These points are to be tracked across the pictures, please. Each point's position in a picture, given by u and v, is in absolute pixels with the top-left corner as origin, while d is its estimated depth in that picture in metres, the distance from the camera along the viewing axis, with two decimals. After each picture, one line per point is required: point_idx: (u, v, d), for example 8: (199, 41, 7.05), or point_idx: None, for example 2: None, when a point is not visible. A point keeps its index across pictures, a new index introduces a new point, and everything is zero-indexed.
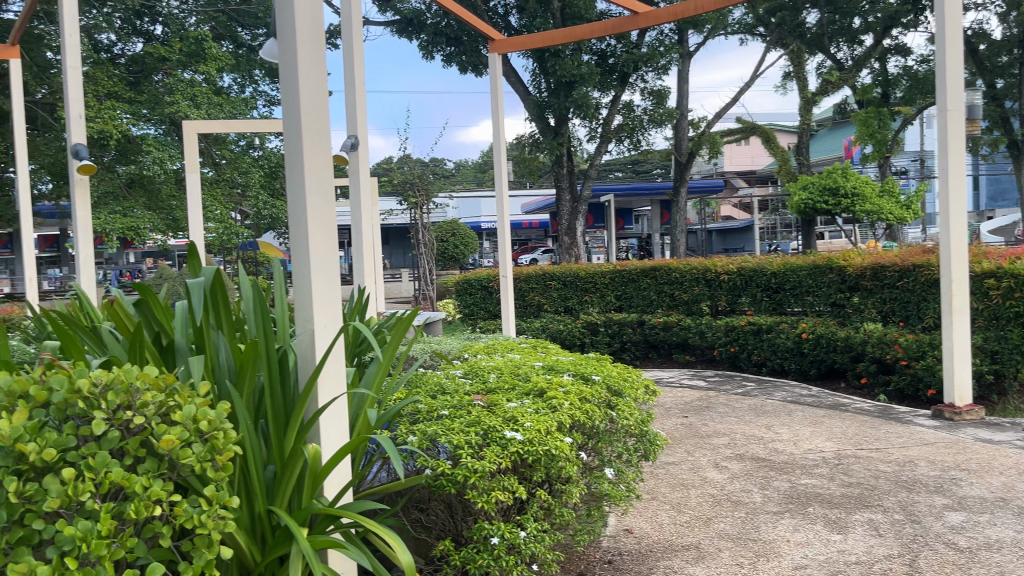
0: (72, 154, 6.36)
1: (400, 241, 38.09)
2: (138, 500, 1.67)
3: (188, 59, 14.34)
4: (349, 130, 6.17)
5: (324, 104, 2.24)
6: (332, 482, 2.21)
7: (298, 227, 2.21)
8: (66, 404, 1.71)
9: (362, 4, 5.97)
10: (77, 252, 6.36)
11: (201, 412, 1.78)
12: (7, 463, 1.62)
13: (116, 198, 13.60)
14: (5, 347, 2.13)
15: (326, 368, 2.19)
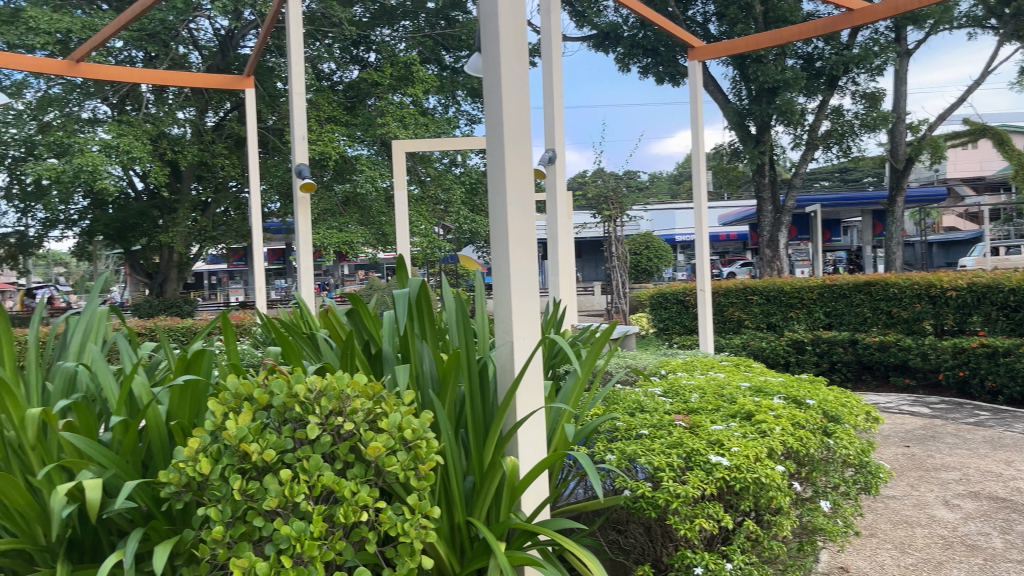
0: (296, 174, 6.89)
1: (593, 255, 38.24)
2: (347, 504, 1.72)
3: (398, 83, 15.26)
4: (547, 144, 6.23)
5: (527, 116, 2.24)
6: (530, 497, 2.18)
7: (500, 240, 2.21)
8: (285, 407, 1.80)
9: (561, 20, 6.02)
10: (299, 264, 6.88)
11: (405, 421, 1.81)
12: (233, 462, 1.74)
13: (334, 215, 14.68)
14: (233, 352, 2.29)
15: (524, 382, 2.17)
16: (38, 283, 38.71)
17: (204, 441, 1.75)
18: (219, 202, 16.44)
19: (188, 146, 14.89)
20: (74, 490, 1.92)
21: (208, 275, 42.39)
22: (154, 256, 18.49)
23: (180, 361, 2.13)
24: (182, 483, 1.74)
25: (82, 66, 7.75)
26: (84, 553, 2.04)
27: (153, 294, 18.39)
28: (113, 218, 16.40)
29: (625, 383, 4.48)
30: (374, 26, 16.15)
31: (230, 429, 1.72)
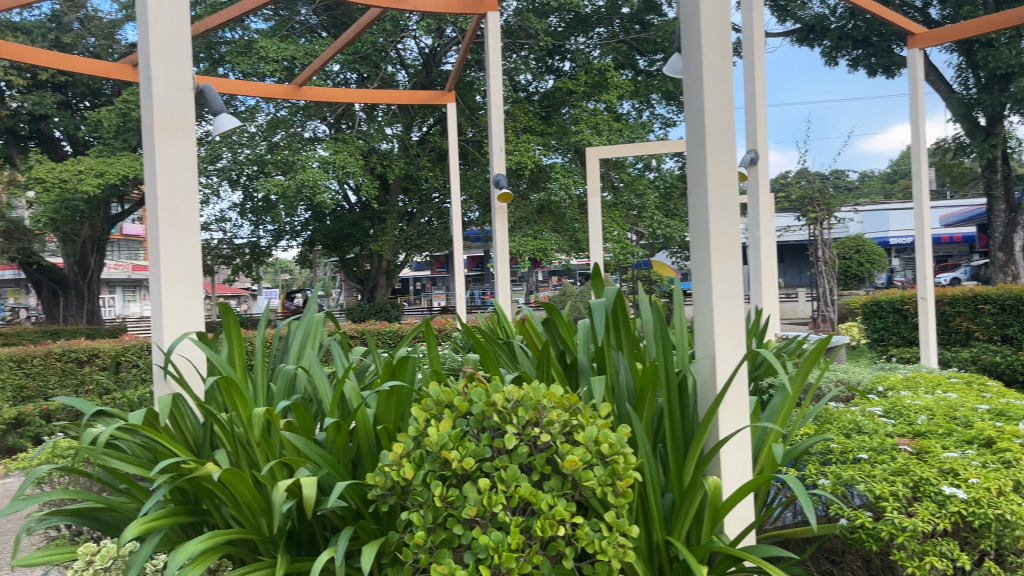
0: (493, 183, 7.06)
1: (796, 260, 36.33)
2: (544, 517, 1.70)
3: (592, 90, 15.35)
4: (748, 145, 5.98)
5: (730, 116, 2.13)
6: (734, 519, 2.06)
7: (700, 247, 2.12)
8: (484, 416, 1.82)
9: (765, 15, 5.77)
10: (496, 271, 7.05)
11: (602, 434, 1.77)
12: (435, 468, 1.78)
13: (529, 222, 14.98)
14: (434, 358, 2.36)
15: (728, 396, 2.06)
16: (268, 289, 42.75)
17: (408, 446, 1.80)
18: (423, 212, 17.30)
19: (395, 159, 15.86)
20: (292, 487, 2.06)
21: (412, 281, 44.82)
22: (365, 264, 19.78)
23: (385, 367, 2.22)
24: (387, 486, 1.81)
25: (303, 89, 8.41)
26: (300, 546, 2.17)
27: (364, 298, 19.69)
28: (330, 228, 17.73)
29: (838, 400, 4.19)
30: (569, 35, 16.37)
31: (431, 435, 1.76)
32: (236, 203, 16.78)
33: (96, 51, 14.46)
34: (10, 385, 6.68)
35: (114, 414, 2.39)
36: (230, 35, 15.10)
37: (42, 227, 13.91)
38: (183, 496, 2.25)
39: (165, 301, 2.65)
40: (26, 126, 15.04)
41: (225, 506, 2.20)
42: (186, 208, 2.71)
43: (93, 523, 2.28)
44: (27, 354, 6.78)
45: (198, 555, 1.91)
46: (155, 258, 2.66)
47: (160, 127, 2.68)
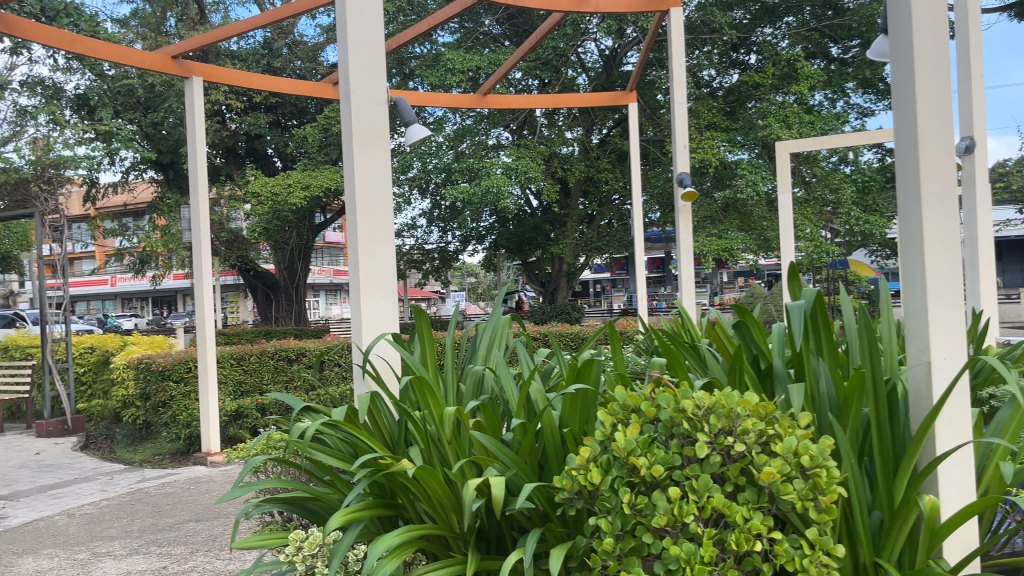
0: (677, 183, 6.90)
1: (1019, 257, 32.71)
2: (739, 531, 1.63)
3: (781, 82, 14.66)
4: (962, 132, 5.47)
5: (947, 100, 1.93)
6: (955, 543, 1.88)
7: (912, 244, 1.94)
8: (673, 422, 1.76)
9: None
10: (680, 272, 6.89)
11: (802, 446, 1.66)
12: (622, 474, 1.74)
13: (714, 222, 14.51)
14: (620, 361, 2.33)
15: (947, 408, 1.87)
16: (456, 292, 44.44)
17: (595, 451, 1.77)
18: (604, 215, 17.26)
19: (576, 162, 15.99)
20: (483, 486, 2.10)
21: (593, 283, 44.91)
22: (547, 267, 20.03)
23: (572, 369, 2.21)
24: (574, 490, 1.79)
25: (488, 98, 8.64)
26: (490, 546, 2.21)
27: (547, 301, 19.92)
28: (513, 232, 18.12)
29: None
30: (755, 27, 15.66)
31: (619, 440, 1.73)
32: (425, 210, 17.57)
33: (301, 73, 15.67)
34: (231, 380, 7.37)
35: (319, 410, 2.55)
36: (419, 49, 15.85)
37: (257, 236, 15.26)
38: (380, 489, 2.36)
39: (362, 302, 2.80)
40: (243, 145, 16.59)
41: (419, 502, 2.28)
42: (380, 214, 2.84)
43: (301, 511, 2.44)
44: (245, 351, 7.45)
45: (395, 549, 2.00)
46: (355, 263, 2.82)
47: (358, 138, 2.83)
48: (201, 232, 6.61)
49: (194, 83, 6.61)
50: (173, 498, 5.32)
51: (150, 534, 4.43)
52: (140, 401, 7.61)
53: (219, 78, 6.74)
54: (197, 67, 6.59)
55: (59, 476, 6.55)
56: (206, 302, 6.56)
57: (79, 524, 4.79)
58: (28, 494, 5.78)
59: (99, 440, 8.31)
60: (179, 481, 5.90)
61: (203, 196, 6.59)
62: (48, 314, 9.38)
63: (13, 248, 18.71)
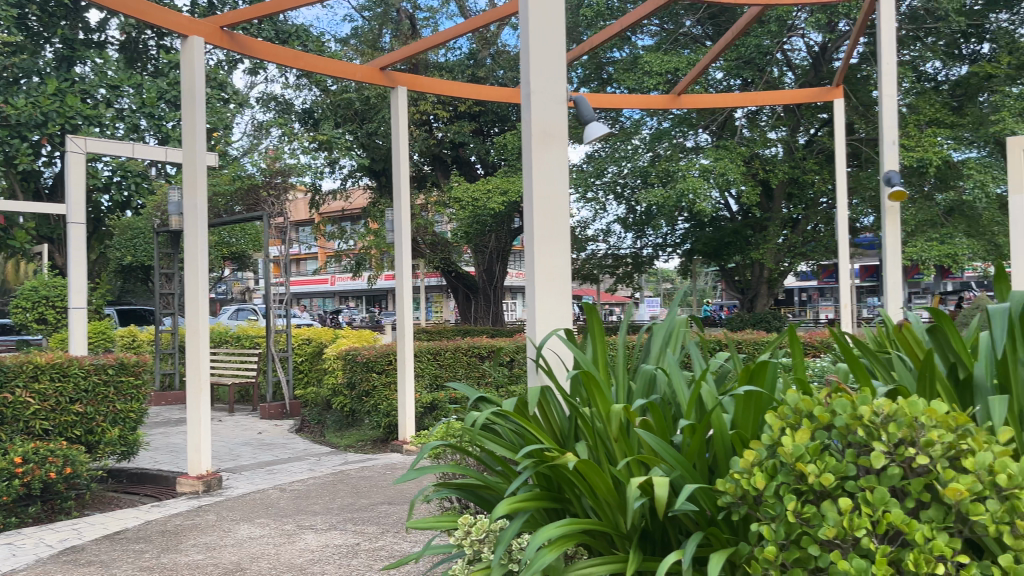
0: (885, 181, 6.16)
1: None
2: (919, 551, 1.46)
3: (1018, 71, 13.84)
4: (890, 165, 6.31)
5: None
6: None
7: None
8: (849, 429, 1.62)
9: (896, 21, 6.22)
10: (886, 279, 6.19)
11: (999, 464, 1.48)
12: (789, 480, 1.62)
13: (935, 225, 13.90)
14: (799, 364, 2.17)
15: None
16: (651, 296, 44.12)
17: (760, 454, 1.67)
18: (810, 219, 16.55)
19: (780, 164, 15.36)
20: (645, 484, 2.06)
21: (800, 291, 43.09)
22: (746, 273, 19.40)
23: (744, 371, 2.11)
24: (739, 494, 1.71)
25: (681, 98, 8.46)
26: (656, 547, 2.17)
27: (745, 309, 19.23)
28: (711, 237, 17.68)
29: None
30: (989, 12, 14.75)
31: (786, 444, 1.62)
32: (621, 216, 17.56)
33: (504, 81, 16.19)
34: (427, 373, 7.77)
35: (492, 401, 2.60)
36: (619, 54, 15.93)
37: (459, 239, 16.03)
38: (546, 481, 2.38)
39: (538, 300, 2.81)
40: (448, 153, 17.44)
41: (584, 498, 2.28)
42: (558, 212, 2.87)
43: (472, 497, 2.51)
44: (440, 347, 7.81)
45: (556, 539, 2.02)
46: (530, 261, 2.85)
47: (538, 138, 2.86)
48: (403, 233, 6.99)
49: (399, 91, 6.99)
50: (369, 481, 5.70)
51: (348, 513, 4.75)
52: (346, 390, 8.17)
53: (420, 87, 7.11)
54: (402, 77, 6.98)
55: (276, 454, 7.23)
56: (406, 299, 6.94)
57: (288, 498, 5.25)
58: (248, 468, 6.42)
59: (312, 424, 9.01)
60: (377, 466, 6.30)
61: (404, 198, 6.94)
62: (272, 308, 10.32)
63: (247, 248, 20.84)
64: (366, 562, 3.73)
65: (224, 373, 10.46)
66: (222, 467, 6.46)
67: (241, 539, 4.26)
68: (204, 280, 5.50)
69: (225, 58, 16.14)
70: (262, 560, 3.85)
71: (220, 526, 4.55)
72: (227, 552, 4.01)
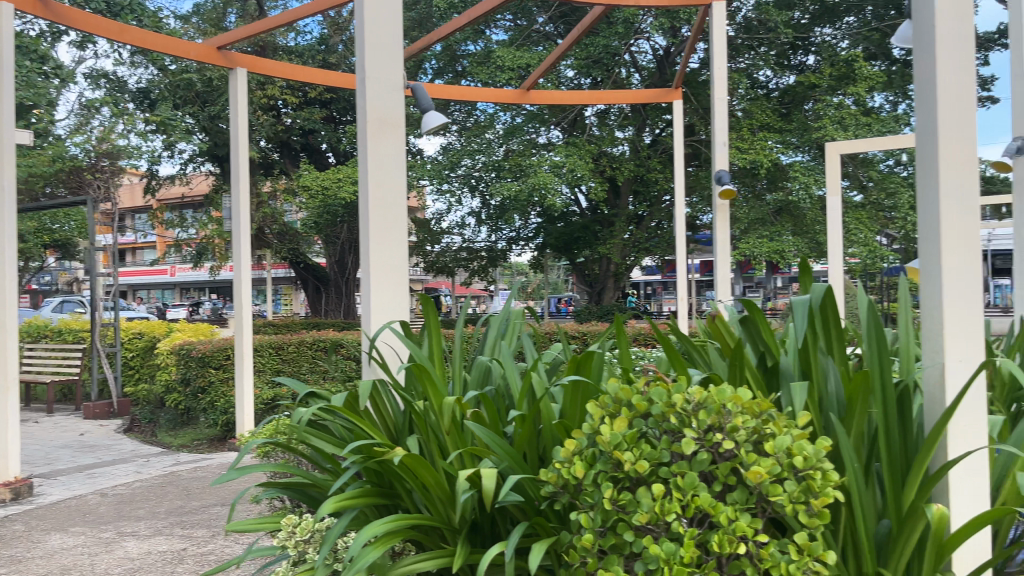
0: (716, 180, 6.46)
1: None
2: (722, 532, 1.52)
3: (838, 82, 15.01)
4: (721, 165, 6.62)
5: (971, 93, 1.86)
6: (963, 556, 1.80)
7: (929, 240, 1.87)
8: (664, 416, 1.68)
9: (727, 27, 6.52)
10: (717, 274, 6.50)
11: (796, 446, 1.57)
12: (607, 468, 1.66)
13: (766, 224, 14.88)
14: (627, 356, 2.23)
15: (958, 416, 1.79)
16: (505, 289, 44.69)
17: (580, 444, 1.70)
18: (653, 216, 17.29)
19: (626, 162, 15.95)
20: (473, 476, 2.04)
21: (645, 284, 45.04)
22: (595, 267, 20.02)
23: (572, 361, 2.13)
24: (561, 484, 1.72)
25: (530, 93, 8.57)
26: (484, 539, 2.16)
27: (593, 302, 19.83)
28: (562, 232, 18.13)
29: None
30: (814, 27, 15.97)
31: (604, 434, 1.65)
32: (475, 209, 17.65)
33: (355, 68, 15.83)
34: (269, 368, 7.48)
35: (321, 396, 2.51)
36: (473, 47, 15.97)
37: (308, 229, 15.56)
38: (377, 477, 2.32)
39: (373, 291, 2.71)
40: (297, 140, 16.88)
41: (414, 493, 2.24)
42: (394, 203, 2.77)
43: (299, 496, 2.42)
44: (284, 341, 7.54)
45: (382, 536, 1.97)
46: (364, 252, 2.74)
47: (374, 124, 2.75)
48: (241, 222, 6.65)
49: (238, 73, 6.61)
50: (202, 482, 5.41)
51: (175, 517, 4.49)
52: (181, 386, 7.72)
53: (262, 69, 6.78)
54: (242, 58, 6.61)
55: (100, 456, 6.74)
56: (245, 291, 6.63)
57: (110, 503, 4.90)
58: (66, 473, 5.95)
59: (143, 424, 8.46)
60: (212, 467, 6.00)
61: (243, 185, 6.60)
62: (98, 300, 9.61)
63: (74, 235, 19.32)
64: (191, 567, 3.54)
65: (42, 371, 9.64)
66: (35, 473, 5.95)
67: (51, 550, 3.93)
68: (11, 269, 5.01)
69: (48, 29, 14.85)
70: (74, 572, 3.56)
71: (28, 537, 4.17)
72: (34, 565, 3.69)
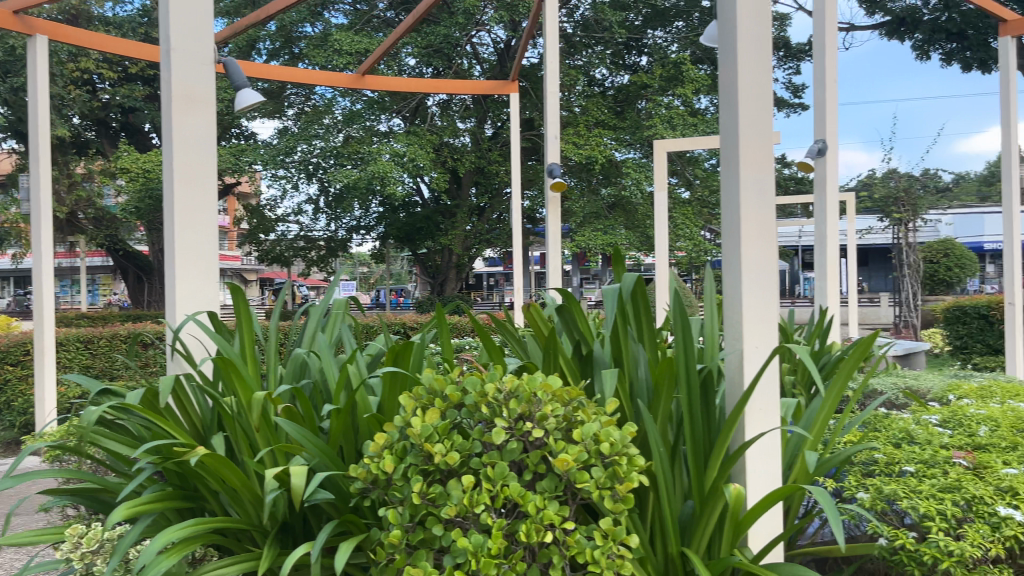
0: (548, 172, 6.56)
1: (882, 264, 35.39)
2: (530, 522, 1.51)
3: (667, 83, 15.75)
4: (553, 157, 6.73)
5: (768, 92, 1.96)
6: (758, 532, 1.89)
7: (730, 232, 1.95)
8: (476, 406, 1.65)
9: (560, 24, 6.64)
10: (548, 264, 6.61)
11: (603, 433, 1.59)
12: (417, 461, 1.61)
13: (600, 217, 15.42)
14: (448, 347, 2.19)
15: (754, 398, 1.89)
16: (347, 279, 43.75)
17: (391, 437, 1.64)
18: (494, 207, 17.47)
19: (467, 153, 16.00)
20: (281, 475, 1.93)
21: (487, 275, 45.53)
22: (436, 258, 19.98)
23: (388, 352, 2.07)
24: (371, 479, 1.66)
25: (366, 78, 8.37)
26: (294, 539, 2.05)
27: (435, 293, 19.77)
28: (403, 222, 17.97)
29: (890, 405, 3.96)
30: (646, 29, 16.67)
31: (414, 426, 1.60)
32: (313, 197, 17.13)
33: None
34: (76, 363, 6.88)
35: (118, 393, 2.30)
36: (310, 29, 15.45)
37: (129, 215, 14.51)
38: (180, 478, 2.16)
39: (178, 279, 2.51)
40: (116, 118, 15.68)
41: (221, 494, 2.10)
42: (203, 185, 2.58)
43: (90, 503, 2.21)
44: (94, 334, 6.97)
45: (179, 543, 1.82)
46: (168, 238, 2.53)
47: (179, 101, 2.54)
48: (41, 205, 6.06)
49: (38, 41, 5.94)
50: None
51: None
52: None
53: (65, 38, 6.16)
54: (41, 24, 5.96)
55: None
56: (45, 280, 6.05)
57: None
58: None
59: None
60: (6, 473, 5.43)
61: (44, 164, 6.01)
62: None
63: None
64: None
65: None
66: None
67: None
68: None
69: None
70: None
71: None
72: None
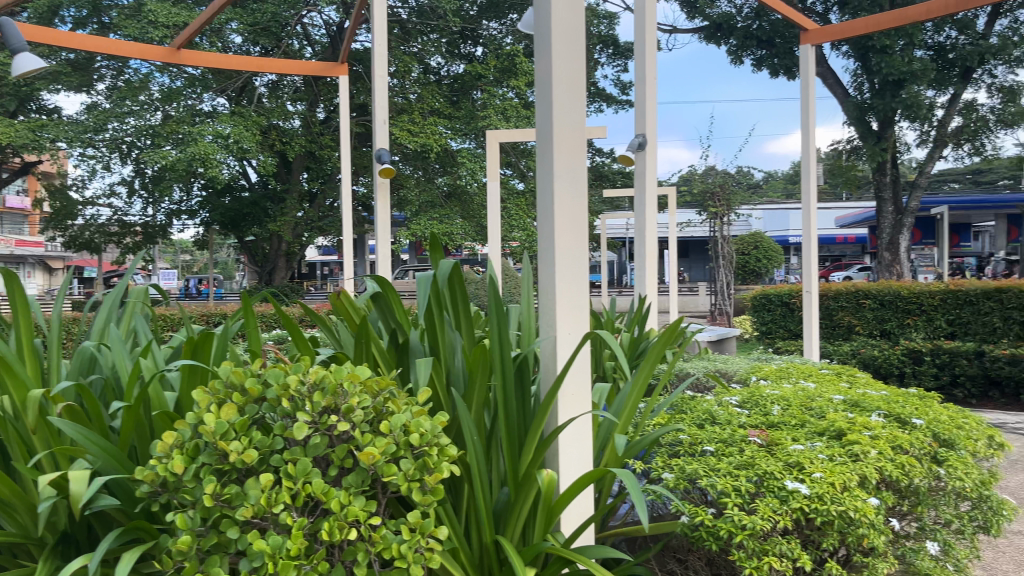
0: (377, 158, 6.42)
1: (702, 255, 37.75)
2: (333, 518, 1.44)
3: (501, 74, 15.89)
4: (382, 144, 6.61)
5: (581, 80, 1.97)
6: (570, 516, 1.91)
7: (545, 218, 1.96)
8: (278, 400, 1.55)
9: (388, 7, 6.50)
10: (377, 251, 6.49)
11: (413, 423, 1.54)
12: (211, 461, 1.49)
13: (435, 206, 15.37)
14: (255, 337, 2.06)
15: (566, 383, 1.90)
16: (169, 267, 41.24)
17: (182, 435, 1.51)
18: (326, 194, 17.01)
19: (296, 137, 15.43)
20: (59, 480, 1.74)
21: (322, 264, 44.36)
22: (266, 246, 19.19)
23: (186, 343, 1.91)
24: (159, 482, 1.52)
25: (182, 52, 7.83)
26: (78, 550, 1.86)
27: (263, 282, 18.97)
28: (228, 208, 17.11)
29: (698, 387, 4.19)
30: (481, 19, 16.76)
31: (208, 423, 1.48)
32: (127, 179, 15.95)
33: None
34: None
35: None
36: None
37: None
38: None
39: None
40: None
41: None
42: None
43: None
44: None
45: None
46: None
47: None
48: None
49: None
50: None
51: None
52: None
53: None
54: None
55: None
56: None
57: None
58: None
59: None
60: None
61: None
62: None
63: None
64: None
65: None
66: None
67: None
68: None
69: None
70: None
71: None
72: None
